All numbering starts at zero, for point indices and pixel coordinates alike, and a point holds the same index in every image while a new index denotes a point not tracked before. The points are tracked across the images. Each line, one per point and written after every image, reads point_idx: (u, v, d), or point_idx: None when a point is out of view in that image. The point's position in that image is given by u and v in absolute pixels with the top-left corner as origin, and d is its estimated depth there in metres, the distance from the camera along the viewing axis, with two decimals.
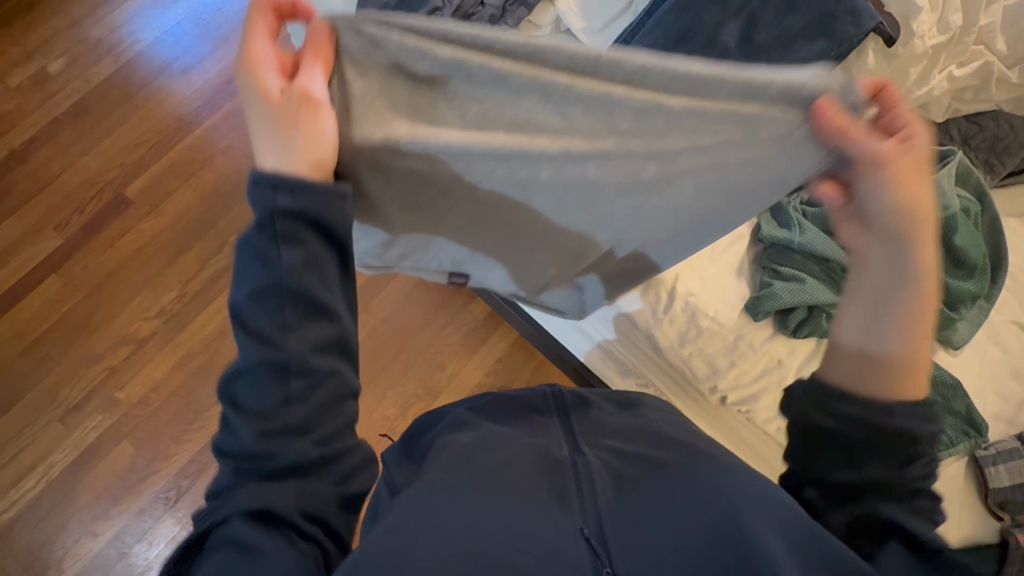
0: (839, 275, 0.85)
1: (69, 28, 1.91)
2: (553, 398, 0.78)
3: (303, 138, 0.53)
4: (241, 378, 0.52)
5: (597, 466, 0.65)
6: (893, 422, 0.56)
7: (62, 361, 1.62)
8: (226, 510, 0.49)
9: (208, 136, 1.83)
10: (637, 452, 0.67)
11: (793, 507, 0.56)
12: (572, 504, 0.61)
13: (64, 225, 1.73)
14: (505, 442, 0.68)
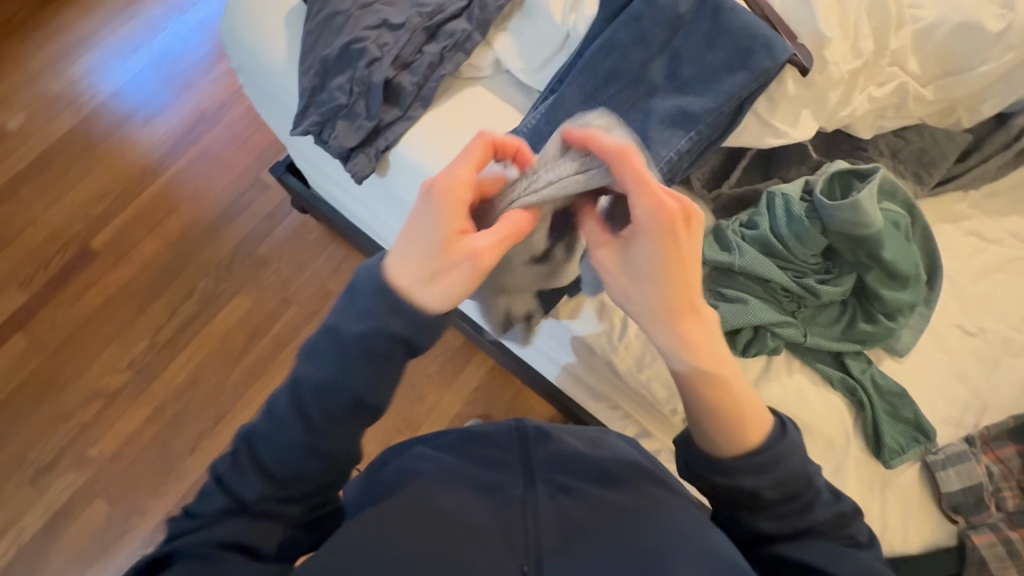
0: (783, 296, 0.78)
1: (28, 84, 1.91)
2: (518, 433, 0.78)
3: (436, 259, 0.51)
4: (263, 438, 0.54)
5: (546, 503, 0.67)
6: (737, 484, 0.54)
7: (31, 421, 1.58)
8: (201, 537, 0.52)
9: (174, 182, 1.83)
10: (590, 493, 0.68)
11: (722, 548, 0.58)
12: (516, 542, 0.63)
13: (28, 281, 1.71)
14: (459, 484, 0.68)
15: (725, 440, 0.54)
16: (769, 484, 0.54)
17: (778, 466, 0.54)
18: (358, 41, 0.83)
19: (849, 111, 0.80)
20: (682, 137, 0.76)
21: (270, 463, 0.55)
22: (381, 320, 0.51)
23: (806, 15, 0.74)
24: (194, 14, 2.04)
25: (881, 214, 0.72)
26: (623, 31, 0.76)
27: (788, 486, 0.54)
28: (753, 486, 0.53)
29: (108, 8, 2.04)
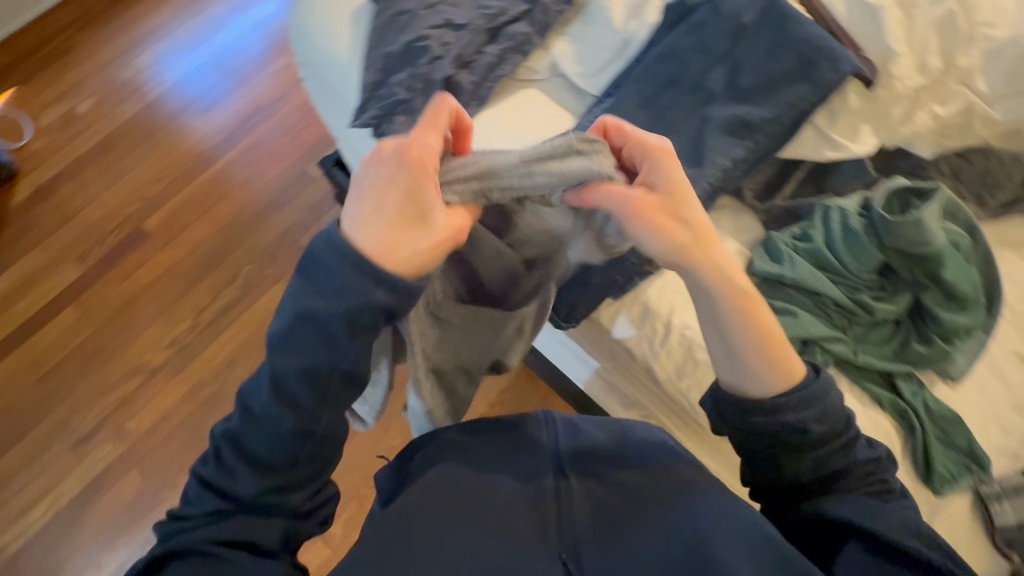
0: (835, 311, 0.76)
1: (97, 72, 2.02)
2: (546, 423, 0.77)
3: (380, 223, 0.50)
4: (249, 434, 0.55)
5: (579, 493, 0.67)
6: (780, 421, 0.57)
7: (76, 390, 1.65)
8: (205, 536, 0.53)
9: (224, 171, 1.90)
10: (623, 479, 0.68)
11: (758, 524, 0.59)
12: (551, 532, 0.64)
13: (83, 257, 1.79)
14: (491, 470, 0.70)
15: (755, 381, 0.57)
16: (812, 419, 0.57)
17: (819, 402, 0.57)
18: (421, 39, 0.86)
19: (910, 128, 0.78)
20: (739, 146, 0.76)
21: (259, 454, 0.55)
22: (357, 292, 0.50)
23: (873, 29, 0.73)
24: (255, 13, 2.13)
25: (942, 233, 0.71)
26: (684, 39, 0.78)
27: (830, 424, 0.57)
28: (801, 420, 0.56)
29: (175, 4, 2.15)
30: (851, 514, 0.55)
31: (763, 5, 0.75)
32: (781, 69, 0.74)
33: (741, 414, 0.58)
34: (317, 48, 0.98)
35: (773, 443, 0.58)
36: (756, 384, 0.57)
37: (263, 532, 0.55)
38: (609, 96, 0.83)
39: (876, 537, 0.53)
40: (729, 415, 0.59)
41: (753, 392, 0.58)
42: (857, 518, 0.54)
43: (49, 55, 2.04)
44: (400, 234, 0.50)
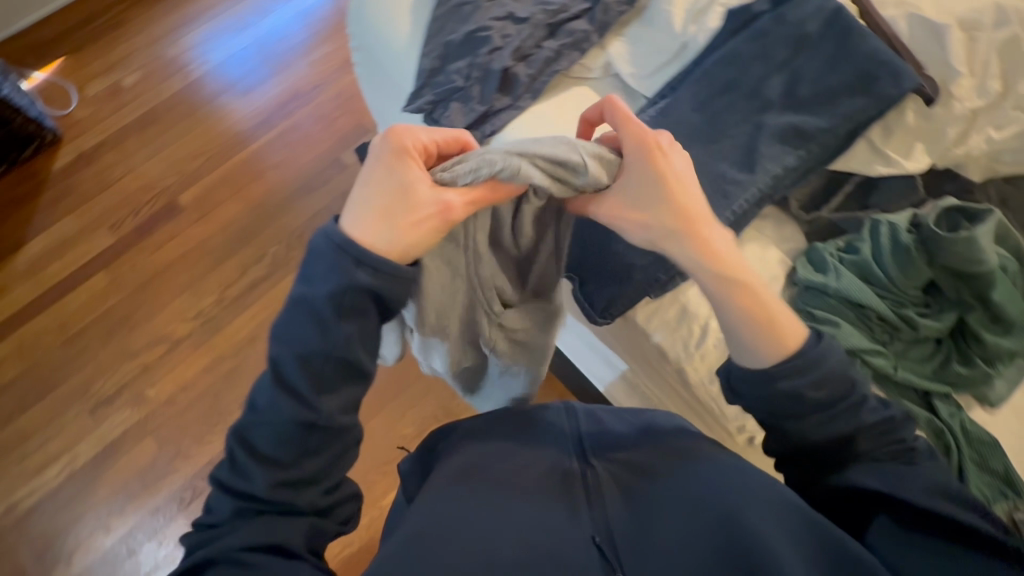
0: (877, 325, 0.76)
1: (146, 47, 2.08)
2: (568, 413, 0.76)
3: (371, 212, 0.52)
4: (258, 430, 0.54)
5: (606, 480, 0.67)
6: (775, 389, 0.57)
7: (100, 354, 1.66)
8: (226, 541, 0.51)
9: (260, 152, 1.93)
10: (642, 460, 0.68)
11: (793, 500, 0.59)
12: (582, 515, 0.63)
13: (118, 225, 1.82)
14: (520, 454, 0.71)
15: (755, 351, 0.58)
16: (806, 386, 0.57)
17: (817, 367, 0.56)
18: (483, 30, 0.88)
19: (963, 150, 0.79)
20: (791, 154, 0.77)
21: (268, 452, 0.54)
22: (345, 273, 0.51)
23: (935, 49, 0.75)
24: (301, 2, 2.18)
25: (995, 254, 0.72)
26: (746, 45, 0.79)
27: (829, 388, 0.57)
28: (797, 386, 0.56)
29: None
30: (882, 486, 0.56)
31: (827, 16, 0.76)
32: (841, 81, 0.75)
33: (743, 384, 0.59)
34: (376, 33, 1.00)
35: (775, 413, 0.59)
36: (758, 349, 0.57)
37: (286, 530, 0.53)
38: (664, 98, 0.84)
39: (908, 506, 0.55)
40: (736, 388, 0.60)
41: (756, 364, 0.58)
42: (887, 491, 0.56)
43: (101, 28, 2.10)
44: (382, 218, 0.52)
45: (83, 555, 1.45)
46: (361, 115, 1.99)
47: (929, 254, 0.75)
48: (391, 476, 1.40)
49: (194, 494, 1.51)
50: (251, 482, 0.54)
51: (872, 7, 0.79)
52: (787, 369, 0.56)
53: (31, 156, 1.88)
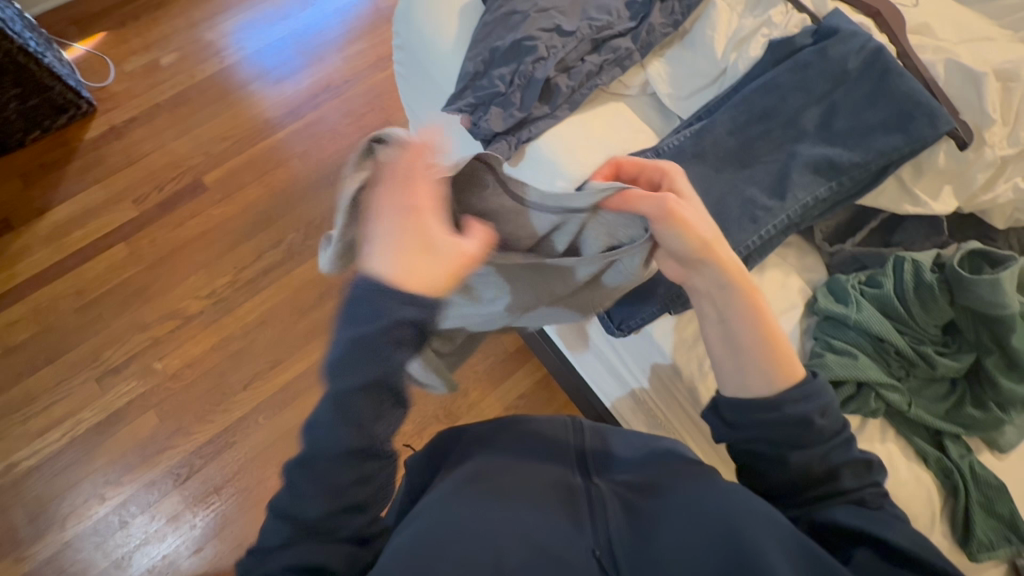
0: (895, 360, 0.77)
1: (186, 29, 2.12)
2: (574, 428, 0.77)
3: (405, 265, 0.58)
4: (302, 464, 0.56)
5: (609, 496, 0.67)
6: (784, 413, 0.61)
7: (112, 324, 1.67)
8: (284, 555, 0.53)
9: (286, 140, 1.96)
10: (645, 482, 0.68)
11: (794, 527, 0.57)
12: (586, 526, 0.64)
13: (142, 199, 1.85)
14: (526, 461, 0.70)
15: (760, 378, 0.63)
16: (815, 413, 0.62)
17: (819, 395, 0.62)
18: (530, 39, 0.90)
19: (990, 197, 0.80)
20: (823, 184, 0.78)
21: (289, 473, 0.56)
22: (373, 305, 0.57)
23: (972, 96, 0.77)
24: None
25: (1017, 300, 0.73)
26: (787, 75, 0.81)
27: (831, 420, 0.63)
28: (806, 410, 0.61)
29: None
30: (860, 523, 0.57)
31: (869, 54, 0.78)
32: (877, 118, 0.77)
33: (749, 409, 0.63)
34: (422, 34, 1.03)
35: (778, 441, 0.62)
36: (763, 382, 0.63)
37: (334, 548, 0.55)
38: (699, 121, 0.86)
39: (885, 542, 0.55)
40: (739, 415, 0.64)
41: (760, 392, 0.63)
42: (867, 526, 0.56)
43: (144, 6, 2.15)
44: (415, 267, 0.58)
45: (77, 522, 1.45)
46: (388, 112, 2.02)
47: (951, 294, 0.76)
48: None
49: (191, 471, 1.51)
50: (295, 509, 0.55)
51: (912, 50, 0.81)
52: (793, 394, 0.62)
53: (65, 124, 1.92)
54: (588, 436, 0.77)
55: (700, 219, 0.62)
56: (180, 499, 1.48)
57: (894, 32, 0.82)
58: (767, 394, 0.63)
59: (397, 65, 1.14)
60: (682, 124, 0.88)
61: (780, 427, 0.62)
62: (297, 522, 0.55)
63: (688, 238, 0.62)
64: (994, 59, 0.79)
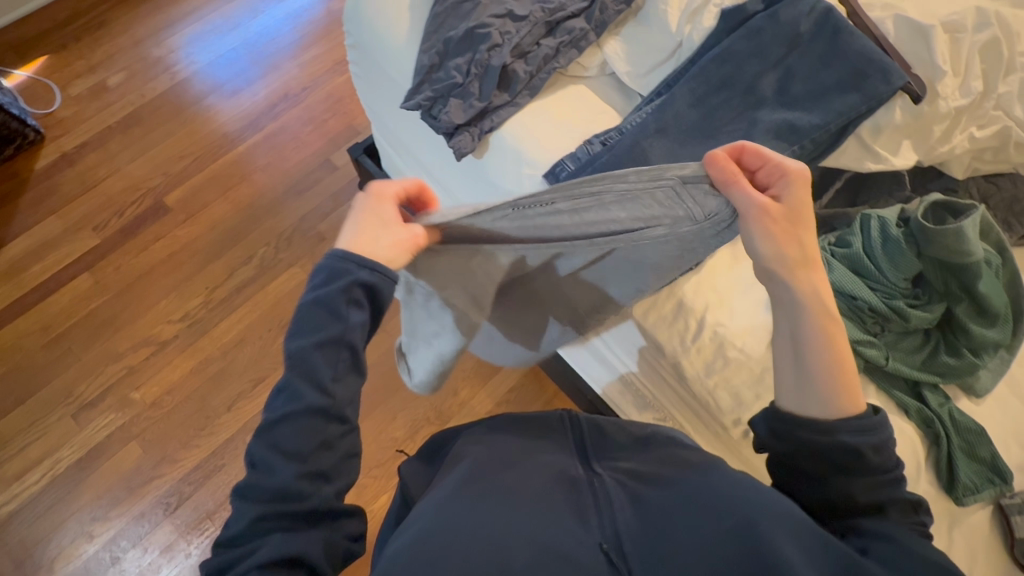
0: (868, 317, 0.78)
1: (132, 46, 2.05)
2: (571, 423, 0.76)
3: (362, 237, 0.58)
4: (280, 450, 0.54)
5: (614, 486, 0.65)
6: (837, 441, 0.57)
7: (84, 357, 1.62)
8: (245, 564, 0.51)
9: (248, 153, 1.91)
10: (649, 471, 0.66)
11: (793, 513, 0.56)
12: (591, 522, 0.61)
13: (102, 226, 1.78)
14: (523, 458, 0.69)
15: (799, 403, 0.60)
16: (868, 447, 0.57)
17: (879, 431, 0.58)
18: (483, 26, 0.88)
19: (947, 150, 0.82)
20: (786, 149, 0.79)
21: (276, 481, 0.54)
22: (346, 273, 0.56)
23: (923, 50, 0.77)
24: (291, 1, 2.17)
25: (981, 246, 0.74)
26: (741, 43, 0.80)
27: (885, 457, 0.58)
28: (852, 439, 0.57)
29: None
30: (890, 531, 0.54)
31: (819, 16, 0.78)
32: (833, 79, 0.78)
33: (793, 423, 0.59)
34: (374, 31, 1.00)
35: (820, 461, 0.58)
36: (819, 400, 0.58)
37: (303, 542, 0.53)
38: (661, 95, 0.86)
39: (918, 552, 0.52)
40: (784, 428, 0.60)
41: (815, 410, 0.59)
42: (900, 535, 0.53)
43: (85, 26, 2.07)
44: (364, 237, 0.58)
45: (65, 563, 1.40)
46: (351, 116, 1.98)
47: (918, 246, 0.77)
48: (380, 479, 1.40)
49: (181, 499, 1.47)
50: (253, 518, 0.52)
51: (860, 9, 0.81)
52: (850, 427, 0.58)
53: (13, 155, 1.84)
54: (585, 429, 0.75)
55: (793, 232, 0.58)
56: (172, 529, 1.44)
57: None
58: (821, 418, 0.58)
59: (352, 65, 1.11)
60: (643, 101, 0.87)
61: (826, 442, 0.57)
62: (249, 528, 0.52)
63: (776, 244, 0.58)
64: (940, 13, 0.80)
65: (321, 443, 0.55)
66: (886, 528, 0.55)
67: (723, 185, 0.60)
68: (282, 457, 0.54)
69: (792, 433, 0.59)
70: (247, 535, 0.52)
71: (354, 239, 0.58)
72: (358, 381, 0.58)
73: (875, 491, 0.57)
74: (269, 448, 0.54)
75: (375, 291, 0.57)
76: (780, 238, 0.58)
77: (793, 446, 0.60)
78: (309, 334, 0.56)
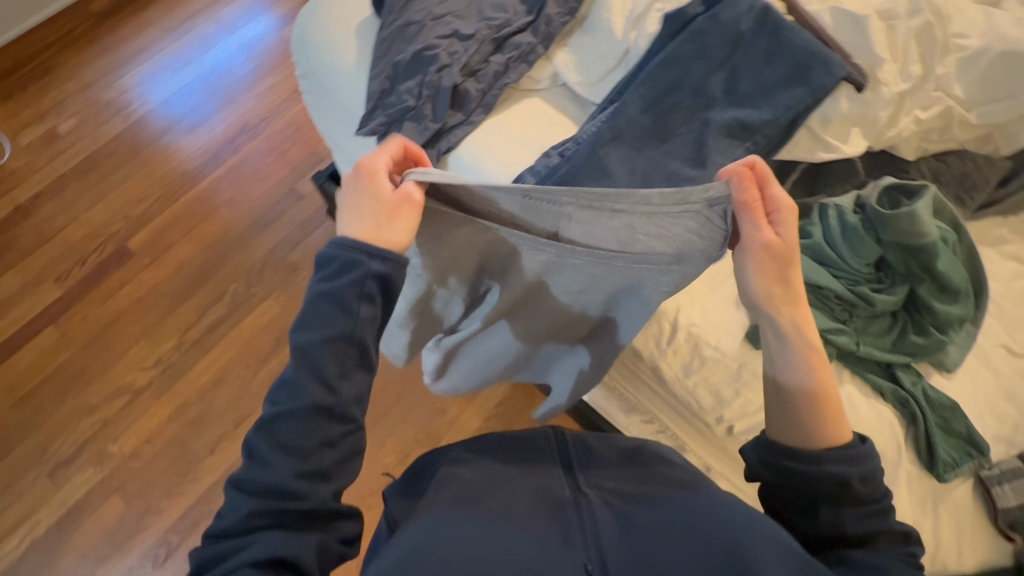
0: (836, 305, 0.79)
1: (81, 90, 2.00)
2: (555, 440, 0.76)
3: (365, 215, 0.55)
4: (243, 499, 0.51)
5: (598, 505, 0.64)
6: (825, 471, 0.57)
7: (55, 414, 1.56)
8: (238, 558, 0.48)
9: (211, 189, 1.87)
10: (635, 491, 0.66)
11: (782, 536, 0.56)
12: (575, 542, 0.60)
13: (65, 276, 1.73)
14: (508, 481, 0.68)
15: (787, 428, 0.60)
16: (855, 477, 0.57)
17: (867, 460, 0.57)
18: (430, 48, 0.88)
19: (895, 133, 0.83)
20: (739, 147, 0.80)
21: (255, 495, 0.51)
22: (358, 264, 0.54)
23: (861, 40, 0.79)
24: (243, 33, 2.14)
25: (935, 226, 0.75)
26: (686, 46, 0.81)
27: (872, 487, 0.57)
28: (842, 470, 0.56)
29: (162, 23, 2.15)
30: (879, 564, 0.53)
31: (758, 14, 0.79)
32: (778, 75, 0.79)
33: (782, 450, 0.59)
34: (323, 60, 1.00)
35: (807, 493, 0.58)
36: (797, 428, 0.60)
37: (297, 544, 0.50)
38: (614, 102, 0.86)
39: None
40: (774, 456, 0.60)
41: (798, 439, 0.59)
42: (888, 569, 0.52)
43: (30, 74, 2.02)
44: (370, 218, 0.55)
45: None
46: (314, 142, 1.96)
47: (876, 231, 0.78)
48: (374, 507, 1.37)
49: (170, 549, 1.42)
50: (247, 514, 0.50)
51: (797, 3, 0.83)
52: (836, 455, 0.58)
53: None
54: (571, 446, 0.75)
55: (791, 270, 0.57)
56: None
57: None
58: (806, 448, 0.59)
59: (304, 95, 1.10)
60: (596, 110, 0.88)
61: (813, 470, 0.57)
62: (244, 519, 0.50)
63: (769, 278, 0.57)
64: (875, 0, 0.82)
65: (322, 441, 0.53)
66: (873, 560, 0.54)
67: (738, 209, 0.56)
68: (279, 452, 0.52)
69: (778, 462, 0.59)
70: (240, 531, 0.50)
71: (358, 222, 0.55)
72: (366, 379, 0.56)
73: (867, 520, 0.56)
74: (268, 447, 0.52)
75: (387, 282, 0.55)
76: (773, 273, 0.57)
77: (781, 474, 0.60)
78: (316, 329, 0.54)
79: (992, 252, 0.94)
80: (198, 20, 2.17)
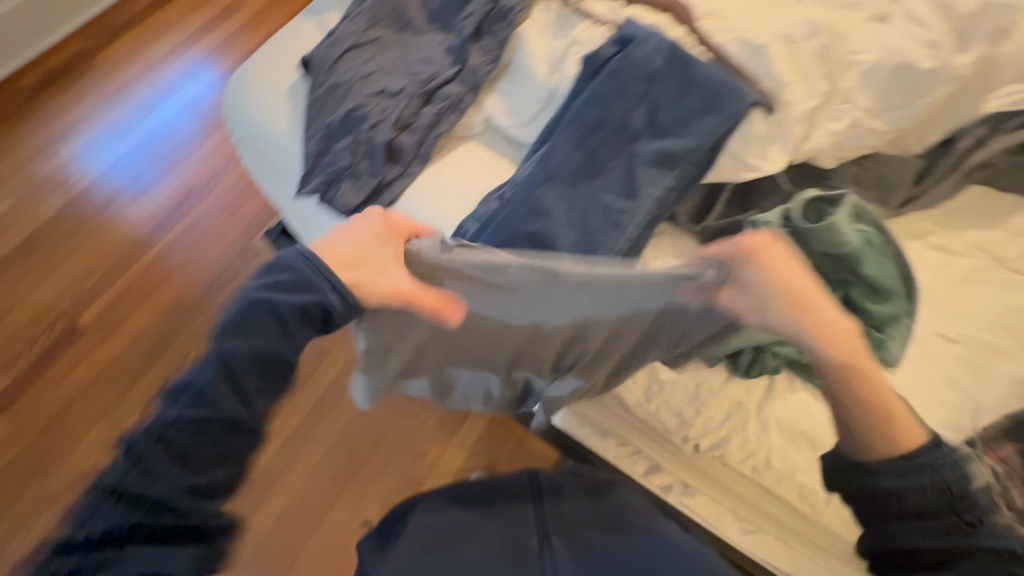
0: None
1: (16, 170, 1.95)
2: (531, 483, 0.77)
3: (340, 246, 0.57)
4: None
5: (562, 556, 0.65)
6: (877, 487, 0.62)
7: (11, 511, 1.47)
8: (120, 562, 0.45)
9: (163, 255, 1.83)
10: (594, 542, 0.67)
11: None
12: None
13: (12, 364, 1.65)
14: (473, 535, 0.68)
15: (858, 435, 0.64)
16: (912, 489, 0.61)
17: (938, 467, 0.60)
18: (359, 107, 0.89)
19: (813, 145, 0.88)
20: (668, 175, 0.83)
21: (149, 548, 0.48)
22: (315, 290, 0.55)
23: (764, 66, 0.83)
24: (183, 95, 2.12)
25: (852, 232, 0.79)
26: (605, 85, 0.84)
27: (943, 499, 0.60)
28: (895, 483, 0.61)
29: (97, 91, 2.11)
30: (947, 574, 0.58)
31: (667, 51, 0.83)
32: (696, 104, 0.82)
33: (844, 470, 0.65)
34: (258, 126, 1.00)
35: (875, 511, 0.63)
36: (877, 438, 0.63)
37: (172, 561, 0.47)
38: (545, 143, 0.88)
39: None
40: (838, 474, 0.66)
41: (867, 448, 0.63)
42: None
43: None
44: (342, 246, 0.57)
45: None
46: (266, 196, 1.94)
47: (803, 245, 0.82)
48: None
49: None
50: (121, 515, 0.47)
51: (705, 36, 0.87)
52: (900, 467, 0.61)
53: None
54: (544, 489, 0.76)
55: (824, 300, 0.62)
56: None
57: (687, 23, 0.89)
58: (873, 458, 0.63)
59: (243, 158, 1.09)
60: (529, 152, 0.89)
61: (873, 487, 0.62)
62: (116, 511, 0.47)
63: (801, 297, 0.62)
64: (776, 27, 0.87)
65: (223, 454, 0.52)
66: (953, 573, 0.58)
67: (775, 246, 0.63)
68: (169, 457, 0.49)
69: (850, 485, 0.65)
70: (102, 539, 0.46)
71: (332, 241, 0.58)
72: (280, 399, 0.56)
73: (944, 537, 0.60)
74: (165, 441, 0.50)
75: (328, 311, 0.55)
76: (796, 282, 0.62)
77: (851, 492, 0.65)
78: (246, 336, 0.54)
79: (919, 245, 1.00)
80: (135, 85, 2.14)
